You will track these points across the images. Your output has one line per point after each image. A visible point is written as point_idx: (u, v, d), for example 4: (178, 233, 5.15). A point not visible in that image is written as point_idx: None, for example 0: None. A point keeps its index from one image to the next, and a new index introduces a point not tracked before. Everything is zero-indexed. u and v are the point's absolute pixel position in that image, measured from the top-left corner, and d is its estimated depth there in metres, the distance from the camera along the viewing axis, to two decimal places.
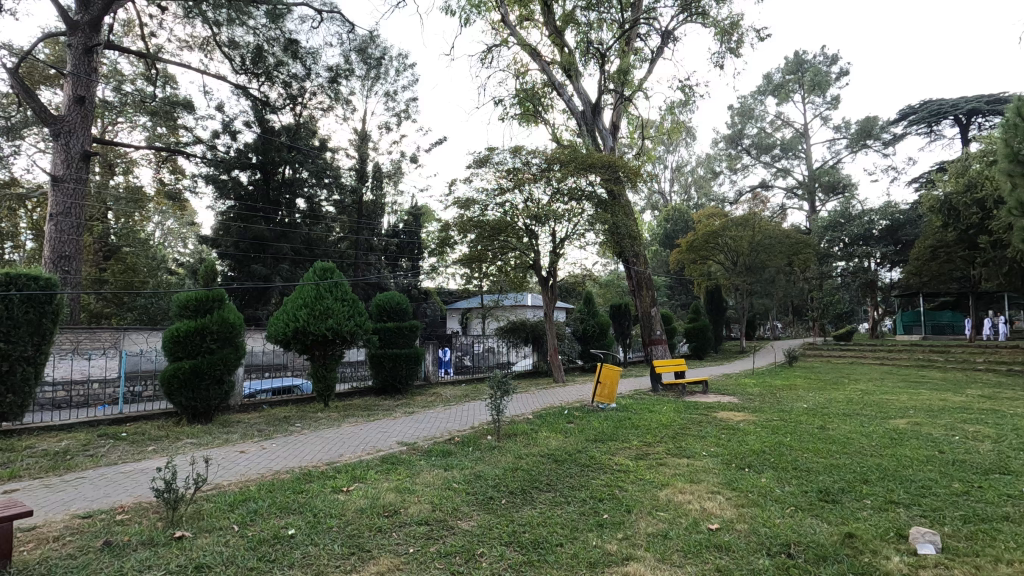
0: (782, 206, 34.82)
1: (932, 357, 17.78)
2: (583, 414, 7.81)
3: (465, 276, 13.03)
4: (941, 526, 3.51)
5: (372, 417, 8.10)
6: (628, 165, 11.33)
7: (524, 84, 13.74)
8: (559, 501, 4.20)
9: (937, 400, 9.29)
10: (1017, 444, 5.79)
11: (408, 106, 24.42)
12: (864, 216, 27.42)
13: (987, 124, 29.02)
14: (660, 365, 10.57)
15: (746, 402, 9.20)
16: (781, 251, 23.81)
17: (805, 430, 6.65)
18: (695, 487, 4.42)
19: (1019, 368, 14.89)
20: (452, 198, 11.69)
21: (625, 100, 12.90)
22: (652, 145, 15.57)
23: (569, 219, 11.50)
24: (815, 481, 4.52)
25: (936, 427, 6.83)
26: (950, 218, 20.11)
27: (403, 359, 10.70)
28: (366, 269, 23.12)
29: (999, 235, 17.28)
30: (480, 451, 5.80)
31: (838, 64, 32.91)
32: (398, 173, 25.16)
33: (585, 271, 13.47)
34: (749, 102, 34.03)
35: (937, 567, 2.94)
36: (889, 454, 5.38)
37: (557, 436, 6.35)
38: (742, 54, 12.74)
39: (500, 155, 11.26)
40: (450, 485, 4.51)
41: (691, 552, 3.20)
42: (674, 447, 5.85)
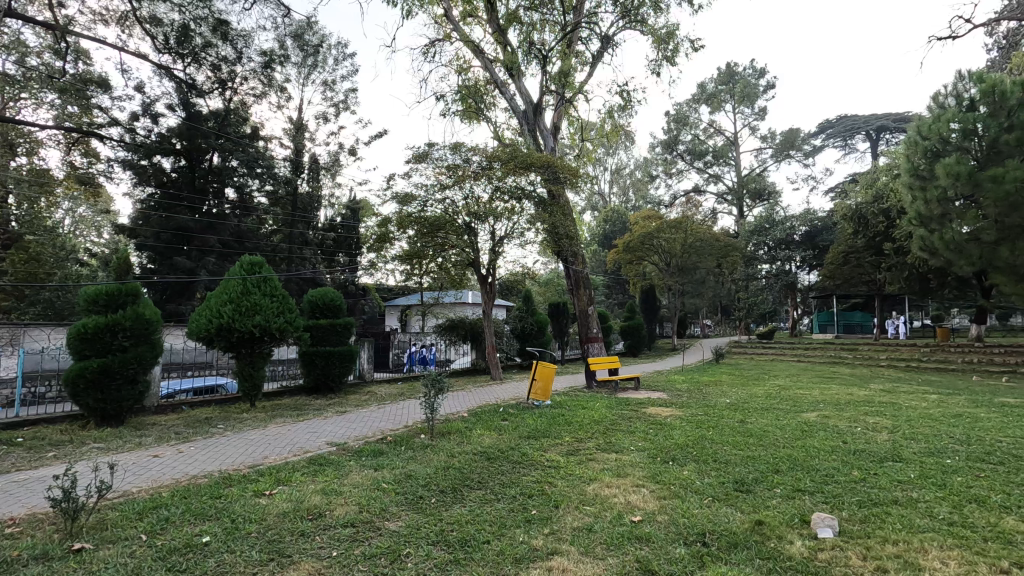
0: (712, 211, 36.50)
1: (843, 354, 19.19)
2: (518, 412, 7.89)
3: (404, 273, 12.82)
4: (840, 512, 3.80)
5: (300, 417, 7.83)
6: (568, 166, 11.49)
7: (466, 80, 13.65)
8: (489, 498, 4.22)
9: (845, 395, 10.02)
10: (910, 434, 6.37)
11: (348, 95, 23.67)
12: (786, 222, 29.19)
13: (894, 140, 31.61)
14: (595, 362, 10.83)
15: (674, 398, 9.57)
16: (711, 253, 24.99)
17: (726, 424, 7.00)
18: (622, 481, 4.57)
19: (917, 365, 16.31)
20: (391, 193, 11.51)
21: (566, 101, 13.08)
22: (591, 147, 15.86)
23: (509, 218, 11.53)
24: (732, 472, 4.77)
25: (841, 419, 7.38)
26: (860, 226, 21.79)
27: (337, 358, 10.37)
28: (302, 264, 22.31)
29: (903, 242, 18.85)
30: (412, 450, 5.72)
31: (765, 77, 34.80)
32: (335, 165, 24.39)
33: (524, 269, 13.57)
34: (684, 109, 35.36)
35: (834, 549, 3.19)
36: (799, 445, 5.79)
37: (490, 434, 6.38)
38: (677, 62, 13.22)
39: (441, 151, 11.18)
40: (378, 486, 4.43)
41: (614, 544, 3.30)
42: (603, 443, 6.00)
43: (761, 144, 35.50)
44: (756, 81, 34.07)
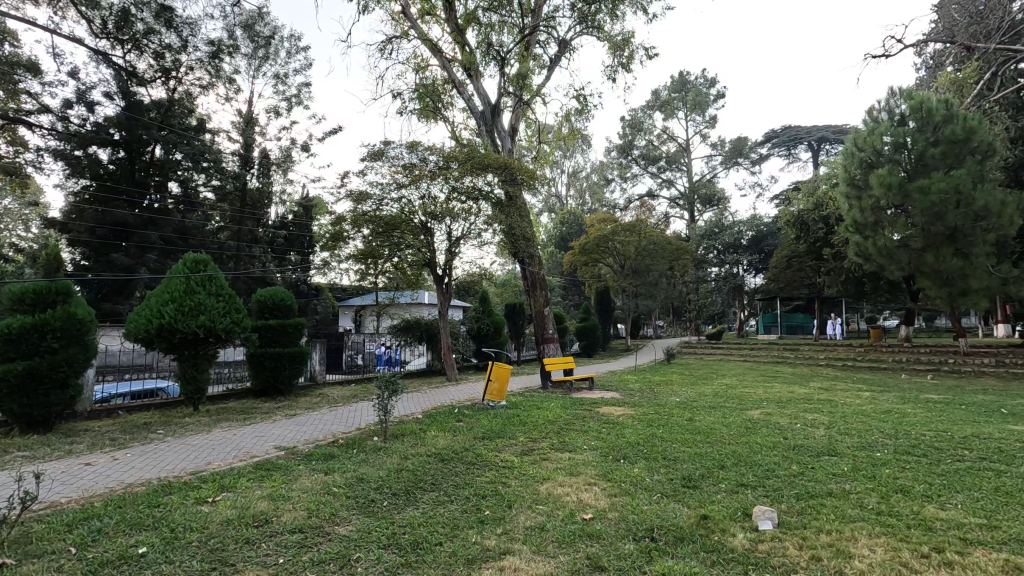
0: (665, 215, 37.48)
1: (785, 354, 20.09)
2: (473, 413, 7.88)
3: (359, 273, 12.58)
4: (780, 504, 3.98)
5: (248, 421, 7.57)
6: (525, 167, 11.53)
7: (423, 79, 13.52)
8: (442, 499, 4.20)
9: (787, 393, 10.46)
10: (844, 430, 6.73)
11: (301, 89, 23.02)
12: (734, 227, 30.30)
13: (833, 151, 33.31)
14: (550, 363, 10.92)
15: (626, 397, 9.77)
16: (663, 256, 25.65)
17: (676, 422, 7.22)
18: (575, 479, 4.64)
19: (852, 364, 17.25)
20: (345, 191, 11.27)
21: (524, 104, 13.14)
22: (549, 150, 16.00)
23: (466, 218, 11.51)
24: (680, 469, 4.93)
25: (783, 416, 7.71)
26: (802, 232, 22.86)
27: (286, 359, 10.06)
28: (251, 262, 21.47)
29: (840, 248, 19.91)
30: (364, 453, 5.63)
31: (715, 86, 36.01)
32: (287, 161, 23.69)
33: (481, 270, 13.55)
34: (639, 115, 36.15)
35: (773, 540, 3.33)
36: (743, 442, 6.03)
37: (445, 435, 6.35)
38: (632, 69, 13.49)
39: (397, 150, 11.05)
40: (329, 490, 4.34)
41: (564, 543, 3.34)
42: (557, 443, 6.07)
43: (711, 151, 36.69)
44: (707, 90, 35.22)
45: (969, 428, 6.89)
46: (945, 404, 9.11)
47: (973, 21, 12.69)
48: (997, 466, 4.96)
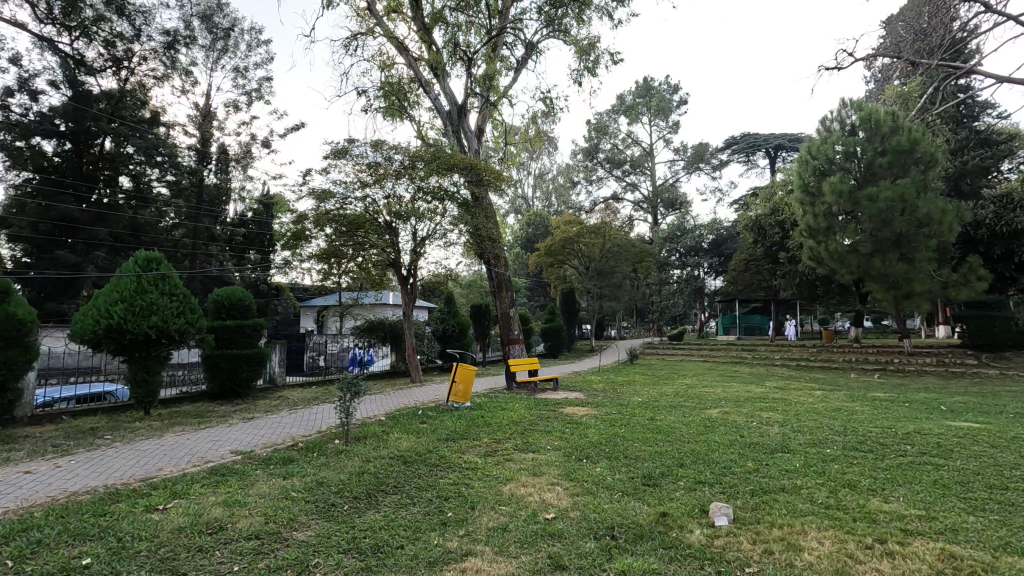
0: (629, 218, 38.09)
1: (743, 354, 20.70)
2: (437, 414, 7.85)
3: (321, 272, 12.33)
4: (734, 500, 4.10)
5: (203, 424, 7.33)
6: (491, 168, 11.50)
7: (389, 77, 13.36)
8: (405, 502, 4.17)
9: (744, 392, 10.77)
10: (797, 427, 6.99)
11: (262, 83, 22.43)
12: (696, 231, 31.05)
13: (790, 158, 34.50)
14: (515, 364, 10.95)
15: (590, 398, 9.89)
16: (627, 258, 26.07)
17: (637, 421, 7.34)
18: (537, 480, 4.67)
19: (805, 363, 17.91)
20: (307, 189, 11.04)
21: (490, 105, 13.13)
22: (515, 151, 16.03)
23: (431, 218, 11.44)
24: (641, 467, 5.02)
25: (740, 415, 7.95)
26: (759, 236, 23.60)
27: (244, 361, 9.77)
28: (207, 261, 20.87)
29: (795, 252, 20.66)
30: (325, 456, 5.52)
31: (678, 93, 36.83)
32: (247, 157, 23.05)
33: (447, 271, 13.49)
34: (604, 119, 36.63)
35: (728, 536, 3.43)
36: (702, 440, 6.19)
37: (408, 437, 6.29)
38: (597, 74, 13.65)
39: (361, 148, 10.90)
40: (287, 494, 4.24)
41: (527, 543, 3.36)
42: (520, 443, 6.09)
43: (674, 156, 37.50)
44: (670, 96, 35.99)
45: (911, 425, 7.26)
46: (890, 402, 9.56)
47: (918, 37, 13.37)
48: (935, 460, 5.25)
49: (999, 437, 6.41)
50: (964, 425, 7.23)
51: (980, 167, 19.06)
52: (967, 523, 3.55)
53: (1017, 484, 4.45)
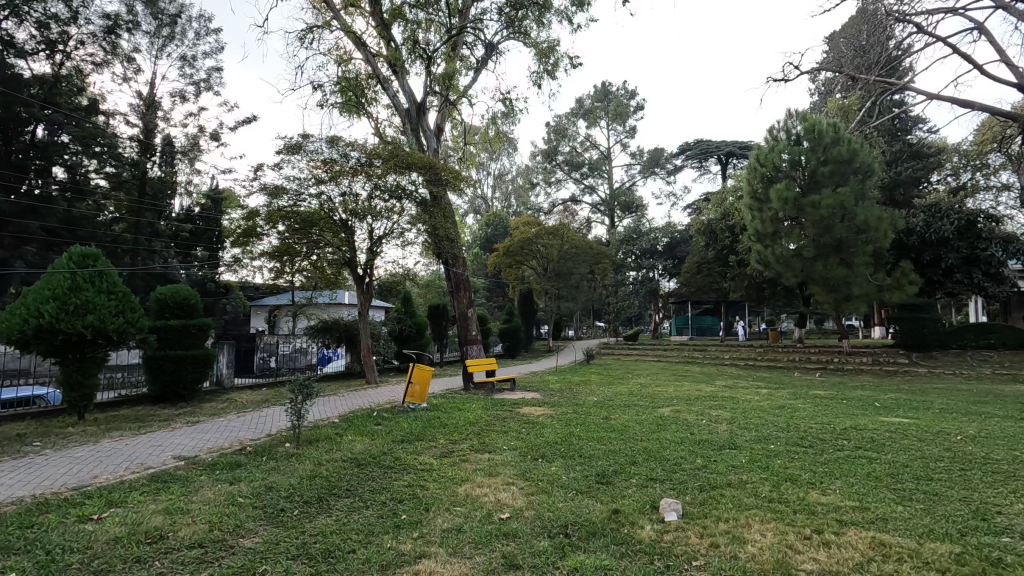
0: (587, 220, 38.64)
1: (694, 354, 21.35)
2: (392, 416, 7.74)
3: (273, 271, 11.99)
4: (684, 496, 4.23)
5: (144, 429, 7.00)
6: (449, 167, 11.37)
7: (346, 72, 13.08)
8: (357, 505, 4.09)
9: (695, 391, 11.09)
10: (744, 425, 7.25)
11: (211, 74, 21.59)
12: (651, 234, 31.78)
13: (740, 165, 35.78)
14: (472, 364, 10.92)
15: (547, 398, 9.98)
16: (584, 259, 26.48)
17: (591, 421, 7.44)
18: (493, 480, 4.68)
19: (752, 363, 18.63)
20: (258, 185, 10.70)
21: (449, 104, 13.05)
22: (474, 152, 15.99)
23: (389, 217, 11.28)
24: (595, 466, 5.10)
25: (691, 413, 8.19)
26: (710, 240, 24.37)
27: (189, 363, 9.36)
28: (150, 258, 19.82)
29: (744, 256, 21.44)
30: (275, 460, 5.36)
31: (635, 98, 37.65)
32: (194, 150, 22.13)
33: (404, 270, 13.33)
34: (563, 122, 37.06)
35: (676, 531, 3.53)
36: (654, 438, 6.34)
37: (362, 439, 6.18)
38: (557, 77, 13.78)
39: (316, 144, 10.66)
40: (234, 501, 4.10)
41: (481, 543, 3.37)
42: (476, 444, 6.09)
43: (631, 160, 38.29)
44: (628, 102, 36.73)
45: (848, 421, 7.66)
46: (830, 400, 10.05)
47: (858, 53, 14.15)
48: (870, 454, 5.55)
49: (926, 431, 6.84)
50: (896, 420, 7.67)
51: (912, 178, 20.32)
52: (897, 512, 3.78)
53: (941, 475, 4.77)
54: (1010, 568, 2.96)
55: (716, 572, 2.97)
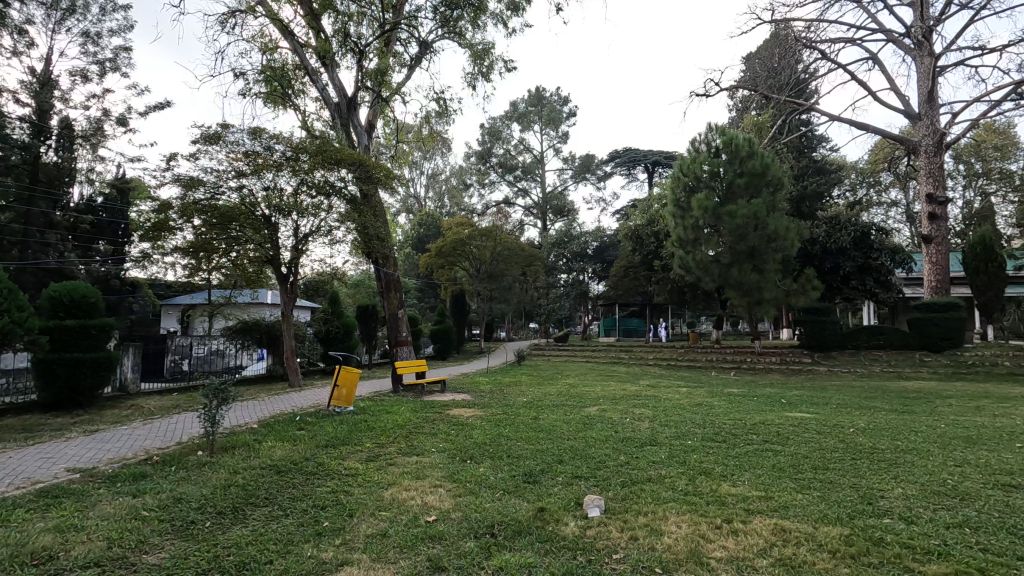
0: (520, 222, 39.06)
1: (620, 355, 22.13)
2: (316, 420, 7.48)
3: (187, 268, 11.24)
4: (607, 492, 4.37)
5: (33, 440, 6.35)
6: (381, 165, 11.07)
7: (271, 61, 12.49)
8: (276, 514, 3.92)
9: (621, 390, 11.51)
10: (665, 422, 7.60)
11: (119, 53, 19.95)
12: (581, 238, 32.61)
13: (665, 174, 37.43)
14: (402, 366, 10.75)
15: (477, 399, 9.98)
16: (516, 261, 26.74)
17: (520, 421, 7.54)
18: (420, 483, 4.63)
19: (674, 363, 19.54)
20: (172, 175, 10.02)
21: (381, 100, 12.77)
22: (407, 150, 15.72)
23: (315, 214, 10.87)
24: (522, 465, 5.17)
25: (616, 412, 8.49)
26: (637, 245, 25.32)
27: (88, 366, 8.60)
28: (42, 251, 17.62)
29: (668, 260, 22.45)
30: (185, 470, 5.03)
31: (568, 104, 38.48)
32: (98, 135, 20.34)
33: (332, 269, 12.91)
34: (498, 124, 37.24)
35: (598, 526, 3.64)
36: (580, 437, 6.52)
37: (283, 445, 5.92)
38: (491, 79, 13.81)
39: (237, 135, 10.13)
40: (137, 514, 3.81)
41: (406, 546, 3.33)
42: (404, 447, 6.00)
43: (563, 165, 39.08)
44: (560, 107, 37.49)
45: (759, 417, 8.18)
46: (742, 397, 10.73)
47: None
48: (776, 447, 5.98)
49: (825, 425, 7.45)
50: (799, 415, 8.30)
51: (817, 193, 22.14)
52: (797, 500, 4.11)
53: (835, 464, 5.23)
54: (889, 546, 3.29)
55: (634, 564, 3.10)
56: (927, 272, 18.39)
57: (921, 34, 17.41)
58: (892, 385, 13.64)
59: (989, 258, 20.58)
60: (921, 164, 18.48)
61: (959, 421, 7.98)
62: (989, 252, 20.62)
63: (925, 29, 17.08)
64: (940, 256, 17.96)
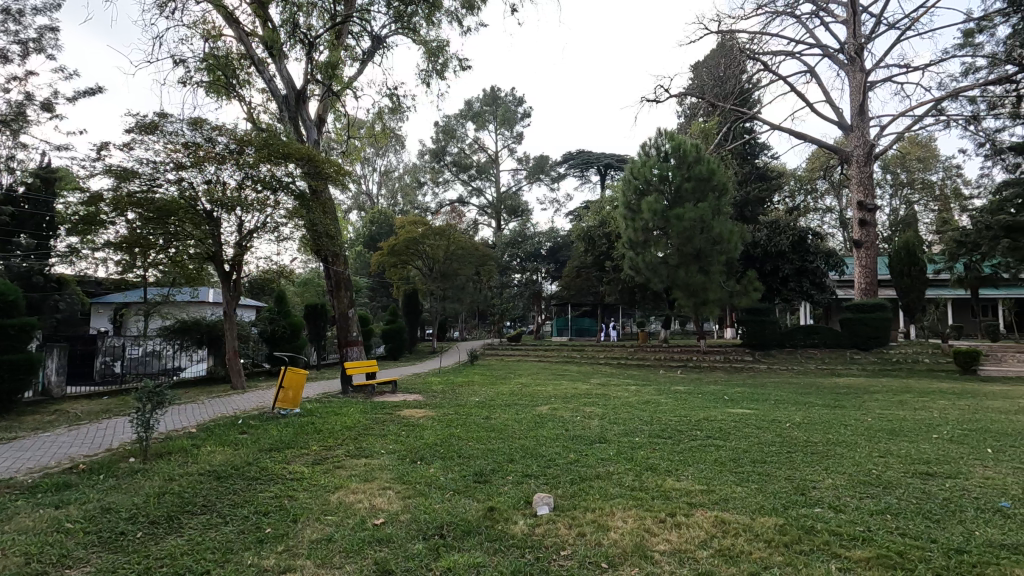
0: (474, 222, 38.98)
1: (572, 354, 22.46)
2: (260, 423, 7.23)
3: (120, 264, 10.62)
4: (556, 490, 4.43)
5: None
6: (331, 161, 10.77)
7: (215, 49, 11.97)
8: (214, 522, 3.76)
9: (573, 389, 11.66)
10: (613, 420, 7.77)
11: (44, 32, 18.56)
12: (535, 238, 32.86)
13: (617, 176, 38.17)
14: (351, 366, 10.53)
15: (429, 399, 9.89)
16: (470, 261, 26.68)
17: (471, 421, 7.53)
18: (368, 485, 4.54)
19: (624, 361, 19.98)
20: (103, 166, 9.44)
21: (332, 94, 12.45)
22: (358, 146, 15.39)
23: (261, 210, 10.50)
24: (473, 465, 5.16)
25: (567, 410, 8.61)
26: (589, 246, 25.72)
27: (6, 369, 7.99)
28: None
29: (619, 261, 22.95)
30: (115, 478, 4.75)
31: (523, 105, 38.67)
32: (19, 120, 18.87)
33: (278, 267, 12.49)
34: (452, 123, 37.02)
35: (546, 523, 3.69)
36: (530, 435, 6.58)
37: (223, 450, 5.69)
38: (445, 77, 13.70)
39: (176, 125, 9.66)
40: (59, 527, 3.57)
41: (352, 551, 3.26)
42: (353, 449, 5.89)
43: (518, 165, 39.24)
44: (515, 108, 37.65)
45: (703, 413, 8.48)
46: (688, 394, 11.08)
47: None
48: (718, 442, 6.22)
49: (764, 420, 7.80)
50: (739, 411, 8.65)
51: (758, 198, 23.13)
52: (736, 493, 4.27)
53: (771, 457, 5.49)
54: (819, 534, 3.48)
55: (582, 560, 3.15)
56: (857, 275, 19.54)
57: (853, 51, 18.50)
58: (825, 382, 14.42)
59: (912, 262, 22.13)
60: (853, 173, 19.61)
61: (884, 414, 8.51)
62: (911, 256, 22.20)
63: (858, 45, 18.16)
64: (868, 260, 19.13)
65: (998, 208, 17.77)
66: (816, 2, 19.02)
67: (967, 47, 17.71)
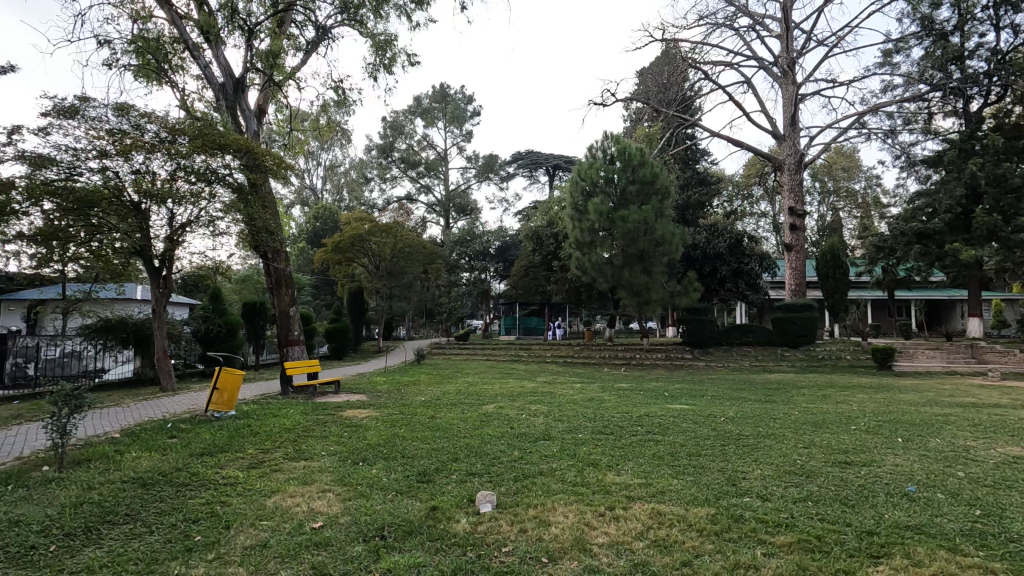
0: (422, 220, 38.53)
1: (519, 353, 22.60)
2: (192, 427, 6.88)
3: (34, 257, 9.83)
4: (499, 487, 4.45)
5: None
6: (271, 153, 10.35)
7: (145, 31, 11.27)
8: (138, 532, 3.55)
9: (519, 387, 11.76)
10: (558, 417, 7.88)
11: None
12: (483, 237, 32.86)
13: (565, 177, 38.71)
14: (292, 367, 10.19)
15: (373, 399, 9.71)
16: (417, 259, 26.35)
17: (416, 421, 7.46)
18: (307, 489, 4.41)
19: (569, 360, 20.28)
20: (16, 151, 8.74)
21: (273, 84, 11.98)
22: (301, 139, 14.88)
23: (194, 202, 9.98)
24: (416, 465, 5.11)
25: (512, 408, 8.65)
26: (537, 245, 25.97)
27: None
28: None
29: (566, 261, 23.28)
30: (25, 489, 4.39)
31: (472, 103, 38.57)
32: None
33: (213, 263, 11.91)
34: (400, 119, 36.46)
35: (489, 521, 3.70)
36: (476, 434, 6.58)
37: (150, 455, 5.38)
38: (393, 72, 13.48)
39: (99, 110, 9.04)
40: None
41: (287, 556, 3.17)
42: (292, 451, 5.71)
43: (467, 164, 39.10)
44: (465, 106, 37.50)
45: (644, 410, 8.73)
46: (630, 391, 11.40)
47: None
48: (658, 437, 6.44)
49: (701, 415, 8.13)
50: (678, 408, 8.97)
51: (698, 202, 24.04)
52: (672, 485, 4.44)
53: (706, 451, 5.74)
54: (746, 521, 3.67)
55: (522, 555, 3.19)
56: (788, 276, 20.66)
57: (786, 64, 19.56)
58: (757, 378, 15.17)
59: (836, 264, 23.55)
60: (785, 179, 20.70)
61: (810, 408, 9.04)
62: (836, 259, 23.55)
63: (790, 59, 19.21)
64: (798, 262, 20.27)
65: (911, 216, 19.24)
66: (753, 16, 19.97)
67: (886, 66, 19.10)
